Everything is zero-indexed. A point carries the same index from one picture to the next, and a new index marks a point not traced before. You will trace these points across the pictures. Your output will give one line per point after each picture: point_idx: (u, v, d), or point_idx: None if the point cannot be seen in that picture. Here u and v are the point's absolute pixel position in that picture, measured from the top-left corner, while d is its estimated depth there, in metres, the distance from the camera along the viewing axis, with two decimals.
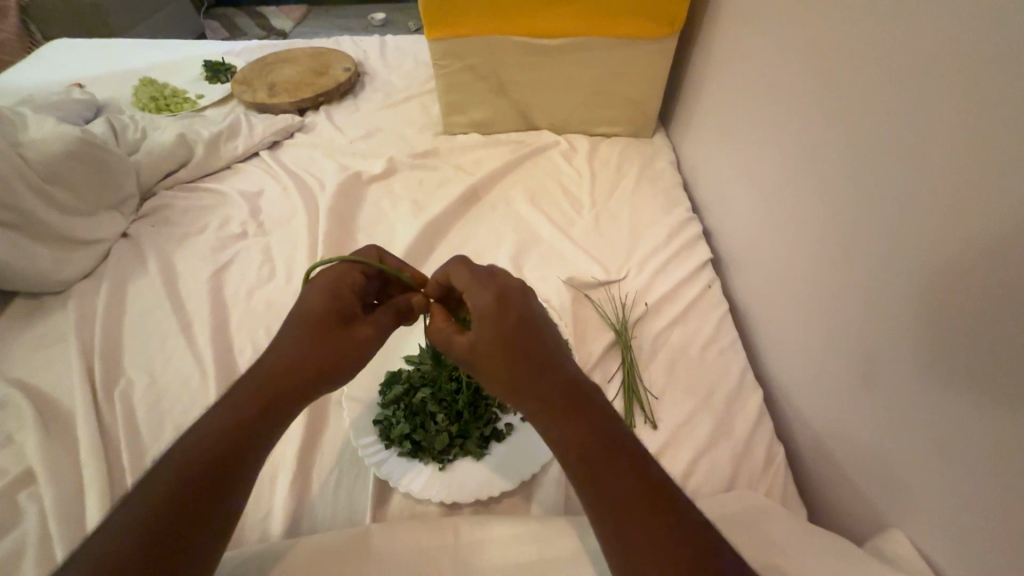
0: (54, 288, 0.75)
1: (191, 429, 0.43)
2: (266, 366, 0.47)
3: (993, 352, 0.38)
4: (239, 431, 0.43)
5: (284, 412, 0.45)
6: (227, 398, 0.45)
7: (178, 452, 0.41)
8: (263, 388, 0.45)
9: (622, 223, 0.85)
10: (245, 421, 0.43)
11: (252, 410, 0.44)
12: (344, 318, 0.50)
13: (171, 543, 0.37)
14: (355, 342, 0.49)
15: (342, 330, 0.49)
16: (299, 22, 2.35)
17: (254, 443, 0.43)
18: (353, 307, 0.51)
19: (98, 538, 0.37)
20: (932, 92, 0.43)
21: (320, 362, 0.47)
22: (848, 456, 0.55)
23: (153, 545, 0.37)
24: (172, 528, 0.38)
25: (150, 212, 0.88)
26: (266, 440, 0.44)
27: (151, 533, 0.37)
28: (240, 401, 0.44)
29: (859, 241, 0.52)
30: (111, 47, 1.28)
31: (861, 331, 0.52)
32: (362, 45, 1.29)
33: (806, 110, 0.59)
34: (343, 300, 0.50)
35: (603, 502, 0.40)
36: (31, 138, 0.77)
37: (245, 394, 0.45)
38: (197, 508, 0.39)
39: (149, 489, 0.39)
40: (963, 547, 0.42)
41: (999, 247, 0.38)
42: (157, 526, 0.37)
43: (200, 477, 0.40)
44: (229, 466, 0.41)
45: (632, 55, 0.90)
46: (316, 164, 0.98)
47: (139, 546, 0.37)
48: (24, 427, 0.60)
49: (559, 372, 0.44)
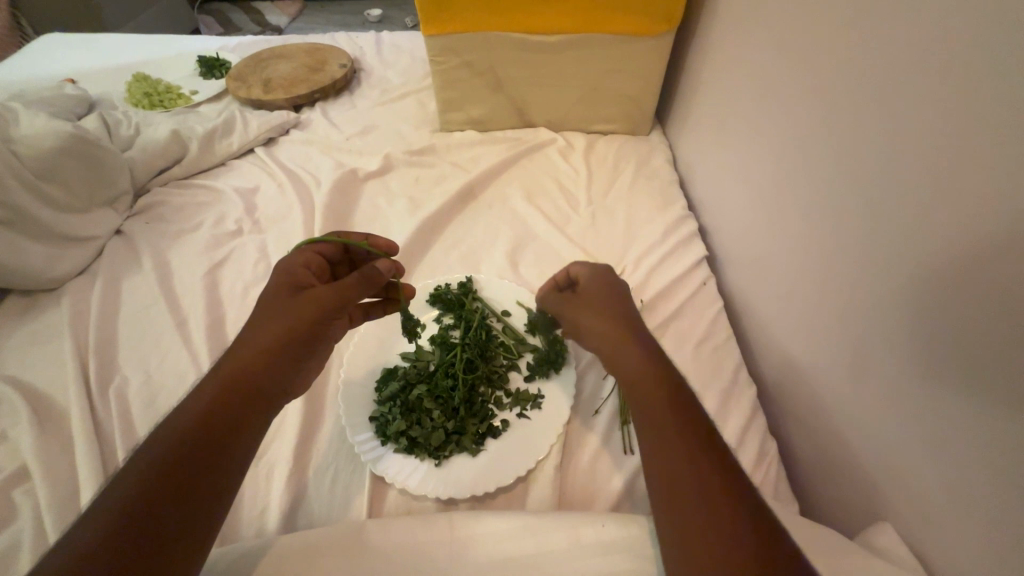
0: (46, 285, 0.74)
1: (162, 424, 0.42)
2: (235, 346, 0.49)
3: (985, 347, 0.39)
4: (214, 423, 0.43)
5: (258, 390, 0.46)
6: (201, 391, 0.45)
7: (155, 448, 0.40)
8: (228, 370, 0.46)
9: (618, 220, 0.86)
10: (222, 413, 0.44)
11: (227, 399, 0.44)
12: (298, 286, 0.54)
13: (152, 529, 0.36)
14: (301, 305, 0.52)
15: (296, 294, 0.53)
16: (294, 18, 2.33)
17: (228, 430, 0.43)
18: (307, 277, 0.56)
19: (70, 540, 0.35)
20: (927, 88, 0.43)
21: (283, 327, 0.50)
22: (840, 450, 0.55)
23: (136, 538, 0.36)
24: (156, 520, 0.37)
25: (144, 209, 0.88)
26: (247, 435, 0.44)
27: (131, 527, 0.36)
28: (208, 385, 0.45)
29: (852, 237, 0.52)
30: (103, 42, 1.27)
31: (854, 327, 0.53)
32: (359, 42, 1.29)
33: (801, 108, 0.60)
34: (295, 273, 0.55)
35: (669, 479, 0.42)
36: (22, 133, 0.76)
37: (216, 381, 0.46)
38: (180, 502, 0.38)
39: (124, 488, 0.38)
40: (954, 541, 0.43)
41: (992, 244, 0.38)
42: (139, 520, 0.36)
43: (182, 471, 0.39)
44: (209, 454, 0.41)
45: (628, 52, 0.90)
46: (311, 161, 0.97)
47: (119, 540, 0.35)
48: (18, 424, 0.59)
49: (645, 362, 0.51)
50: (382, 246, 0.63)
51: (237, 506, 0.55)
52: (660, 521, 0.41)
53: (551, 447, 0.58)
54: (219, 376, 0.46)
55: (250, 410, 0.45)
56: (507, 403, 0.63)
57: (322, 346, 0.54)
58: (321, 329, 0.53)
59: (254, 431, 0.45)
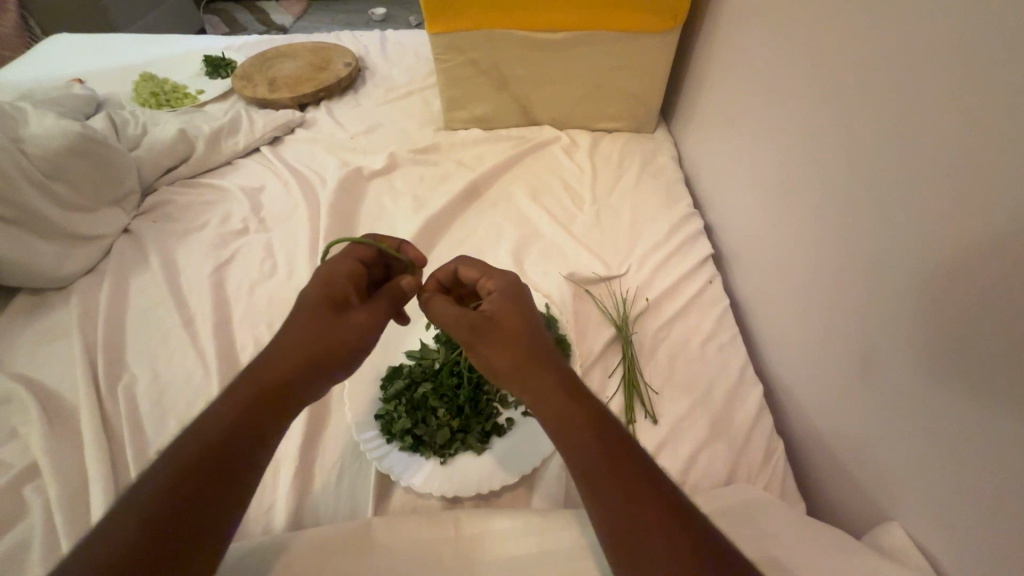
0: (55, 284, 0.75)
1: (191, 424, 0.43)
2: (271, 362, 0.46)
3: (995, 350, 0.38)
4: (240, 429, 0.43)
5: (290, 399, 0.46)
6: (233, 394, 0.44)
7: (182, 449, 0.41)
8: (259, 383, 0.45)
9: (623, 219, 0.85)
10: (247, 420, 0.43)
11: (255, 403, 0.44)
12: (339, 304, 0.50)
13: (174, 532, 0.37)
14: (344, 329, 0.49)
15: (336, 312, 0.49)
16: (299, 18, 2.33)
17: (254, 435, 0.43)
18: (346, 292, 0.52)
19: (94, 541, 0.36)
20: (936, 85, 0.42)
21: (323, 351, 0.47)
22: (848, 451, 0.55)
23: (158, 546, 0.36)
24: (178, 527, 0.37)
25: (152, 208, 0.88)
26: (271, 438, 0.44)
27: (156, 533, 0.36)
28: (239, 390, 0.45)
29: (859, 235, 0.52)
30: (109, 42, 1.27)
31: (862, 326, 0.52)
32: (362, 41, 1.29)
33: (808, 106, 0.59)
34: (337, 288, 0.51)
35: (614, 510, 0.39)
36: (31, 132, 0.77)
37: (246, 390, 0.45)
38: (201, 506, 0.39)
39: (150, 491, 0.38)
40: (962, 544, 0.42)
41: (1001, 244, 0.38)
42: (161, 523, 0.37)
43: (207, 475, 0.40)
44: (232, 460, 0.41)
45: (632, 49, 0.90)
46: (316, 161, 0.98)
47: (144, 543, 0.36)
48: (28, 421, 0.60)
49: (554, 370, 0.45)
50: (413, 258, 0.60)
51: None
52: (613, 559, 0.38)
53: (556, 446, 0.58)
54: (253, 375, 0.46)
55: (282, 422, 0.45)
56: (512, 401, 0.62)
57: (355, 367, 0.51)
58: (358, 356, 0.50)
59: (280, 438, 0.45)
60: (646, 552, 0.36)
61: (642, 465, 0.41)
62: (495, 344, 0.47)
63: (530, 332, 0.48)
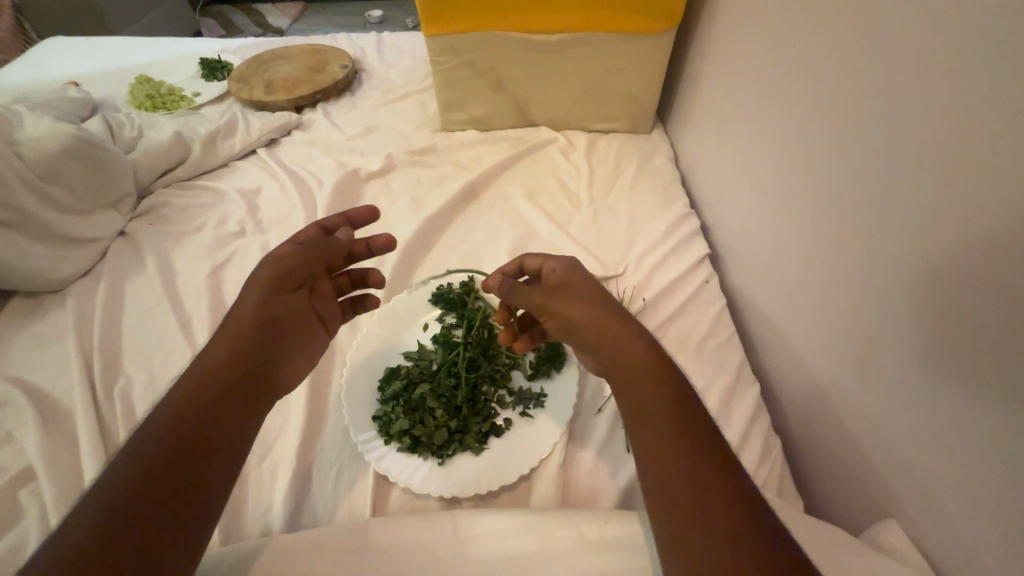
0: (51, 287, 0.75)
1: (134, 435, 0.42)
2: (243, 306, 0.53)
3: (994, 346, 0.38)
4: (196, 418, 0.43)
5: (239, 401, 0.47)
6: (176, 390, 0.45)
7: (142, 443, 0.41)
8: (198, 376, 0.46)
9: (621, 218, 0.86)
10: (203, 410, 0.44)
11: (198, 405, 0.44)
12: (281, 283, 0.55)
13: (138, 520, 0.37)
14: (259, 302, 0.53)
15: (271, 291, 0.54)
16: (296, 20, 2.34)
17: (211, 428, 0.44)
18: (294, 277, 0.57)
19: (59, 539, 0.35)
20: (930, 86, 0.42)
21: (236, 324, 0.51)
22: (845, 449, 0.55)
23: (120, 535, 0.36)
24: (142, 515, 0.37)
25: (147, 211, 0.88)
26: (233, 429, 0.45)
27: (119, 523, 0.36)
28: (186, 390, 0.45)
29: (856, 234, 0.52)
30: (104, 45, 1.27)
31: (857, 324, 0.52)
32: (360, 43, 1.29)
33: (804, 105, 0.59)
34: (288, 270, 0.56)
35: (677, 494, 0.39)
36: (26, 136, 0.77)
37: (190, 381, 0.46)
38: (166, 493, 0.39)
39: (111, 485, 0.38)
40: (963, 539, 0.42)
41: (998, 241, 0.38)
42: (124, 515, 0.36)
43: (160, 479, 0.39)
44: (191, 449, 0.42)
45: (629, 50, 0.90)
46: (313, 162, 0.98)
47: (100, 544, 0.35)
48: (24, 425, 0.60)
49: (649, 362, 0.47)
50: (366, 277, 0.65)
51: (242, 505, 0.55)
52: (662, 539, 0.38)
53: (554, 446, 0.58)
54: (189, 381, 0.46)
55: (237, 413, 0.46)
56: (509, 402, 0.63)
57: (271, 352, 0.51)
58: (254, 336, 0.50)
59: (245, 429, 0.46)
60: (693, 512, 0.38)
61: (705, 455, 0.41)
62: (573, 301, 0.53)
63: (596, 291, 0.54)
